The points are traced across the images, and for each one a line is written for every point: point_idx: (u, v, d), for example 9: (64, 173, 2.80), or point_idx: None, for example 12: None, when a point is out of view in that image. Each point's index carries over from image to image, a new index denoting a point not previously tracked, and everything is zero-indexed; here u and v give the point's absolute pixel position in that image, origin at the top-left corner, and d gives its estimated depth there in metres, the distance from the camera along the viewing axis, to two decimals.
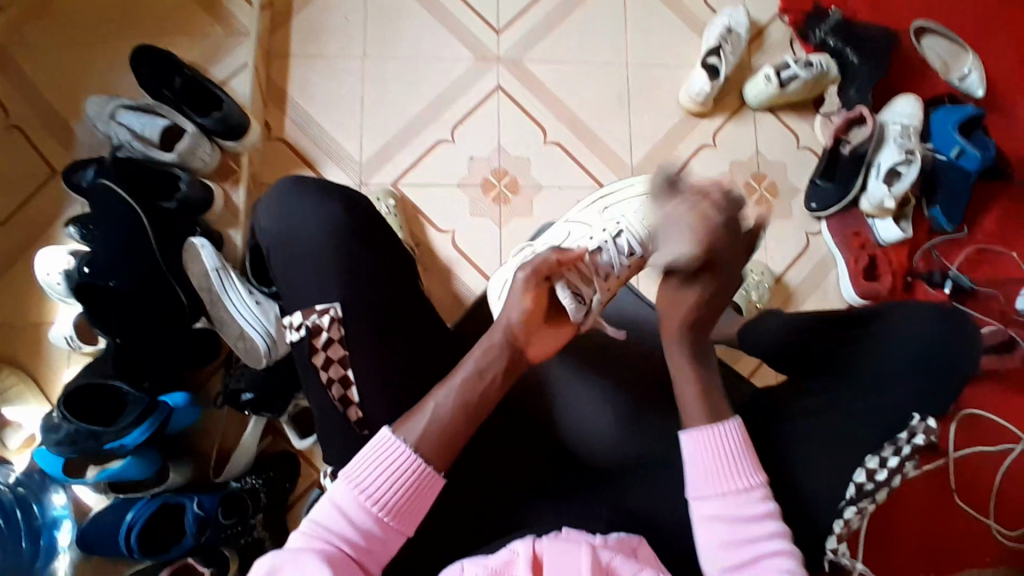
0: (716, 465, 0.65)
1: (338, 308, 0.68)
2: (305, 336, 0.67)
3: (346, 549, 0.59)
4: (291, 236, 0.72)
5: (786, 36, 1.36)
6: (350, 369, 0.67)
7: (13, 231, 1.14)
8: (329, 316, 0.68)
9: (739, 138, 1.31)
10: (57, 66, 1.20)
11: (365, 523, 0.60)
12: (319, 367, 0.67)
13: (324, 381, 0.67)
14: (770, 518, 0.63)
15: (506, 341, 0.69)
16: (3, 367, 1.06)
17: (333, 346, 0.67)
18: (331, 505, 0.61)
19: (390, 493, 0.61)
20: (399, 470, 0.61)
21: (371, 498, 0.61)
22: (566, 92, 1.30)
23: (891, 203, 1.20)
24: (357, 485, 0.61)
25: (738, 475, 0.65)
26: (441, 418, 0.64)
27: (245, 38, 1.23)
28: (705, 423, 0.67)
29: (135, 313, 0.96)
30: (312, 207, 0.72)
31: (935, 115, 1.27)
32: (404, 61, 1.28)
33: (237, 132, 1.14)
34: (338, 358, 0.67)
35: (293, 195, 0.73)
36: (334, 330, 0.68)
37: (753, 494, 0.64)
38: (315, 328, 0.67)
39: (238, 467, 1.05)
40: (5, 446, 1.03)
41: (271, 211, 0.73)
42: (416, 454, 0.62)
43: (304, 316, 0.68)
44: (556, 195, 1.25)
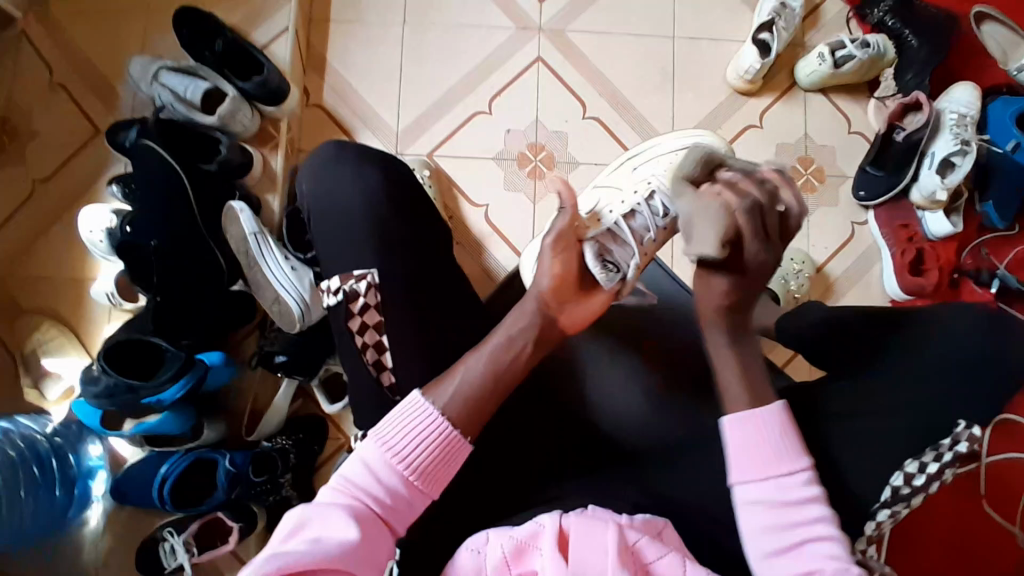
0: (755, 449, 0.63)
1: (374, 274, 0.68)
2: (343, 300, 0.68)
3: (373, 507, 0.60)
4: (332, 204, 0.72)
5: (842, 14, 1.30)
6: (385, 335, 0.67)
7: (58, 188, 1.16)
8: (366, 282, 0.68)
9: (786, 120, 1.26)
10: (102, 24, 1.21)
11: (394, 485, 0.60)
12: (355, 332, 0.67)
13: (359, 345, 0.67)
14: (816, 501, 0.61)
15: (541, 311, 0.70)
16: (46, 321, 1.11)
17: (369, 312, 0.67)
18: (360, 463, 0.61)
19: (419, 455, 0.61)
20: (428, 432, 0.62)
21: (401, 460, 0.61)
22: (607, 67, 1.27)
23: (943, 195, 1.15)
24: (387, 445, 0.61)
25: (782, 458, 0.62)
26: (472, 393, 0.64)
27: (286, 0, 1.22)
28: (748, 407, 0.65)
29: (174, 273, 0.99)
30: (352, 175, 0.73)
31: (993, 105, 1.20)
32: (444, 29, 1.26)
33: (277, 96, 1.13)
34: (375, 323, 0.67)
35: (334, 161, 0.73)
36: (371, 295, 0.68)
37: (798, 477, 0.62)
38: (352, 293, 0.68)
39: (269, 427, 1.07)
40: (44, 397, 1.07)
41: (312, 180, 0.73)
42: (445, 420, 0.62)
43: (342, 280, 0.68)
44: (593, 173, 1.23)
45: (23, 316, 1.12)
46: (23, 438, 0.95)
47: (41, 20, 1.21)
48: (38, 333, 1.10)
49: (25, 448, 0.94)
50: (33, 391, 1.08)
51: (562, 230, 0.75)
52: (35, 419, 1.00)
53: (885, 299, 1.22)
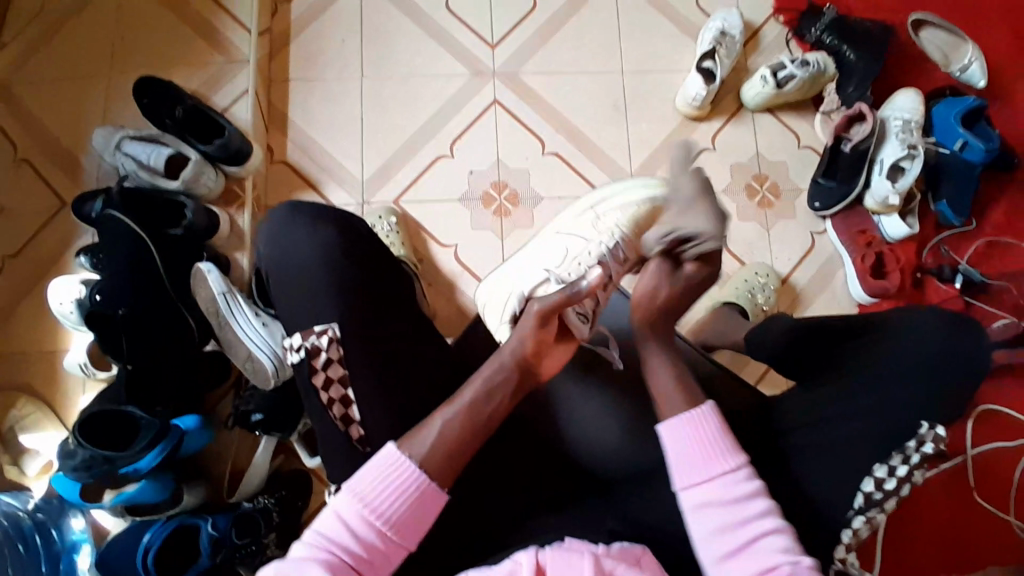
0: (694, 449, 0.65)
1: (336, 328, 0.69)
2: (304, 358, 0.68)
3: (347, 560, 0.59)
4: (289, 257, 0.73)
5: (781, 37, 1.36)
6: (350, 387, 0.68)
7: (25, 263, 1.17)
8: (327, 336, 0.69)
9: (738, 141, 1.31)
10: (63, 101, 1.23)
11: (368, 537, 0.61)
12: (319, 388, 0.68)
13: (325, 401, 0.67)
14: (758, 497, 0.63)
15: (517, 362, 0.70)
16: (22, 397, 1.09)
17: (331, 366, 0.68)
18: (333, 515, 0.61)
19: (391, 505, 0.61)
20: (403, 486, 0.62)
21: (372, 511, 0.61)
22: (561, 103, 1.31)
23: (896, 199, 1.18)
24: (360, 499, 0.61)
25: (720, 455, 0.64)
26: (445, 434, 0.64)
27: (245, 65, 1.26)
28: (676, 415, 0.66)
29: (144, 340, 0.98)
30: (309, 230, 0.74)
31: (936, 109, 1.25)
32: (402, 79, 1.30)
33: (240, 157, 1.16)
34: (338, 377, 0.68)
35: (293, 219, 0.75)
36: (332, 350, 0.69)
37: (740, 474, 0.63)
38: (313, 349, 0.68)
39: (250, 488, 1.06)
40: (24, 473, 1.05)
41: (270, 237, 0.76)
42: (420, 471, 0.62)
43: (303, 337, 0.69)
44: (556, 205, 1.25)
45: None
46: (7, 516, 0.95)
47: (3, 101, 1.23)
48: (14, 410, 1.08)
49: (8, 525, 0.94)
50: (12, 468, 1.05)
51: (547, 304, 0.71)
52: (17, 496, 1.00)
53: (852, 304, 1.24)
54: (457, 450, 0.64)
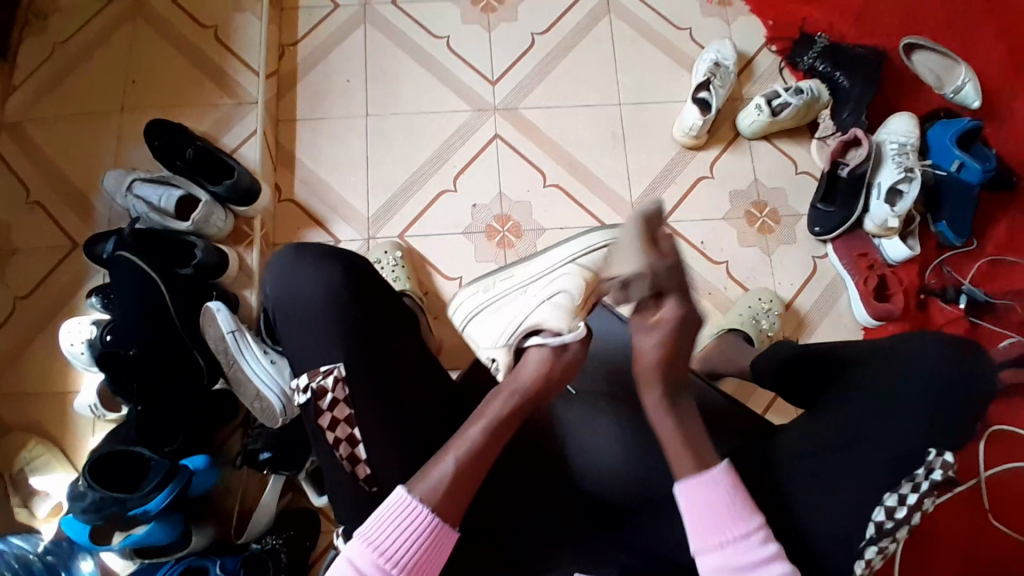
0: (708, 514, 0.65)
1: (342, 368, 0.70)
2: (310, 398, 0.69)
3: None
4: (294, 298, 0.74)
5: (775, 65, 1.39)
6: (356, 427, 0.69)
7: (37, 303, 1.18)
8: (333, 376, 0.70)
9: (736, 168, 1.33)
10: (75, 145, 1.27)
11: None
12: (325, 428, 0.68)
13: (332, 441, 0.68)
14: (773, 562, 0.63)
15: (512, 398, 0.70)
16: (33, 439, 1.10)
17: (338, 407, 0.69)
18: (345, 562, 0.60)
19: (407, 550, 0.61)
20: (414, 529, 0.62)
21: (388, 558, 0.61)
22: (561, 135, 1.34)
23: (895, 222, 1.20)
24: (372, 545, 0.61)
25: (735, 521, 0.64)
26: (456, 470, 0.65)
27: (252, 106, 1.29)
28: (693, 486, 0.66)
29: (154, 384, 0.99)
30: (311, 277, 0.75)
31: (931, 130, 1.27)
32: (405, 117, 1.33)
33: (249, 198, 1.18)
34: (345, 417, 0.69)
35: (297, 265, 0.75)
36: (339, 390, 0.69)
37: (753, 540, 0.64)
38: (321, 389, 0.69)
39: (259, 527, 1.05)
40: (34, 515, 1.06)
41: (274, 280, 0.76)
42: (431, 513, 0.63)
43: (310, 378, 0.70)
44: (558, 236, 1.27)
45: (5, 436, 1.11)
46: (16, 560, 0.96)
47: (17, 147, 1.27)
48: (25, 452, 1.09)
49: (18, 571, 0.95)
50: (23, 510, 1.06)
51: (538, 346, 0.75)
52: (27, 539, 1.01)
53: (857, 328, 1.25)
54: (469, 484, 0.65)
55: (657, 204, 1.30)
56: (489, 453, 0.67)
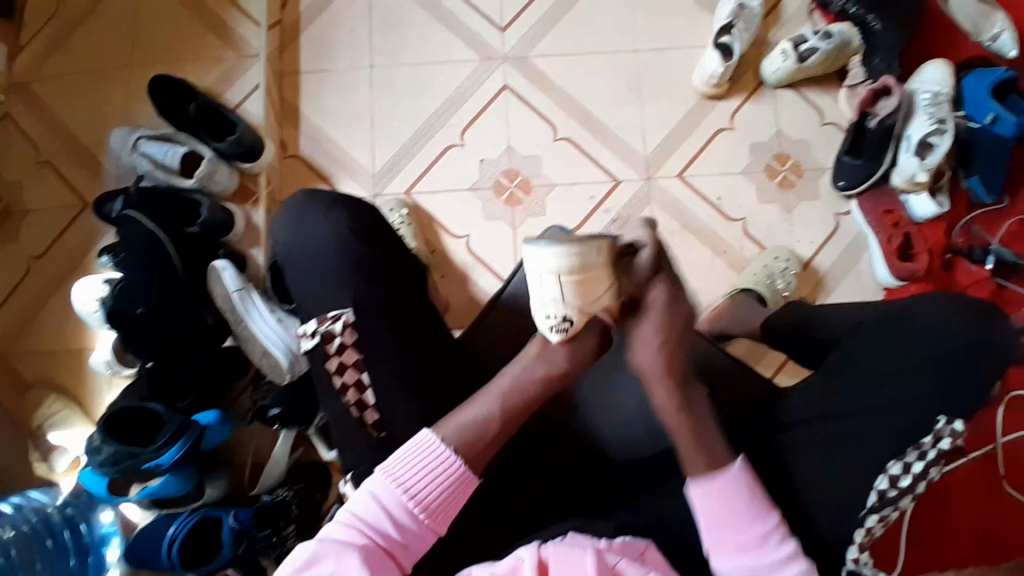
0: (727, 514, 0.63)
1: (349, 313, 0.70)
2: (320, 341, 0.70)
3: (379, 541, 0.60)
4: (303, 249, 0.75)
5: (804, 7, 1.30)
6: (365, 371, 0.69)
7: (51, 262, 1.20)
8: (341, 322, 0.70)
9: (757, 119, 1.26)
10: (80, 101, 1.26)
11: (401, 518, 0.61)
12: (333, 372, 0.69)
13: (340, 386, 0.69)
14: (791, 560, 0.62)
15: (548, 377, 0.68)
16: (51, 396, 1.14)
17: (346, 351, 0.69)
18: (370, 497, 0.61)
19: (432, 492, 0.61)
20: (437, 469, 0.62)
21: (412, 497, 0.61)
22: (572, 85, 1.28)
23: (924, 177, 1.12)
24: (396, 480, 0.61)
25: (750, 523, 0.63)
26: (481, 431, 0.64)
27: (255, 59, 1.26)
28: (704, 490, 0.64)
29: (164, 338, 1.01)
30: (323, 226, 0.75)
31: (966, 79, 1.18)
32: (411, 68, 1.28)
33: (252, 154, 1.16)
34: (353, 362, 0.69)
35: (306, 212, 0.76)
36: (347, 335, 0.70)
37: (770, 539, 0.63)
38: (328, 333, 0.70)
39: (270, 480, 1.09)
40: (53, 468, 1.10)
41: (285, 231, 0.77)
42: (456, 455, 0.63)
43: (318, 323, 0.70)
44: (569, 191, 1.24)
45: (32, 389, 1.15)
46: (35, 512, 1.02)
47: (24, 103, 1.26)
48: (44, 409, 1.14)
49: (37, 522, 1.00)
50: (43, 463, 1.11)
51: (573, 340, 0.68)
52: (46, 492, 1.06)
53: (879, 289, 1.20)
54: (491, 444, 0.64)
55: (673, 158, 1.25)
56: (536, 398, 0.67)
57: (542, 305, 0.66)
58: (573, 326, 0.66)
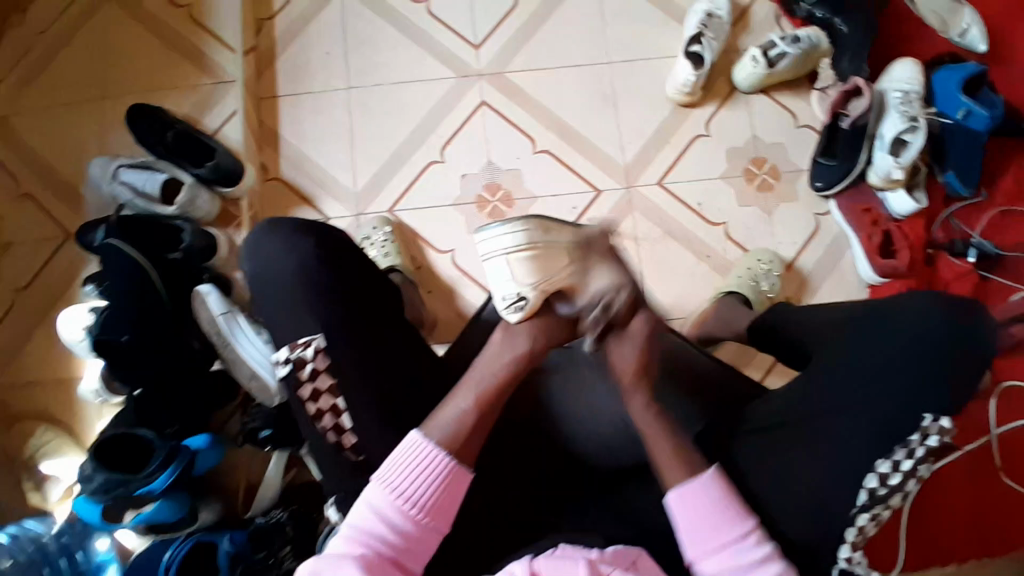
0: (702, 518, 0.63)
1: (321, 338, 0.68)
2: (291, 370, 0.67)
3: (381, 549, 0.60)
4: (269, 274, 0.72)
5: (771, 15, 1.32)
6: (340, 397, 0.67)
7: (35, 295, 1.20)
8: (313, 347, 0.68)
9: (733, 125, 1.28)
10: (59, 133, 1.26)
11: (400, 523, 0.61)
12: (307, 399, 0.67)
13: (314, 413, 0.67)
14: (769, 561, 0.62)
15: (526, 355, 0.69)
16: (42, 426, 1.13)
17: (319, 377, 0.67)
18: (367, 507, 0.61)
19: (424, 491, 0.62)
20: (427, 468, 0.62)
21: (407, 500, 0.61)
22: (548, 99, 1.29)
23: (899, 174, 1.14)
24: (390, 487, 0.62)
25: (726, 527, 0.63)
26: (461, 425, 0.64)
27: (232, 84, 1.27)
28: (682, 483, 0.64)
29: (147, 365, 1.01)
30: (287, 252, 0.72)
31: (937, 77, 1.20)
32: (387, 88, 1.30)
33: (232, 178, 1.17)
34: (327, 387, 0.67)
35: (266, 238, 0.74)
36: (320, 360, 0.68)
37: (745, 541, 0.62)
38: (300, 360, 0.67)
39: (264, 503, 1.10)
40: (47, 498, 1.09)
41: (250, 259, 0.74)
42: (444, 453, 0.62)
43: (289, 350, 0.68)
44: (550, 202, 1.25)
45: (16, 423, 1.14)
46: (30, 542, 0.99)
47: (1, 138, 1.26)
48: (35, 438, 1.12)
49: (33, 552, 0.98)
50: (36, 493, 1.09)
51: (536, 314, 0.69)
52: (42, 520, 1.05)
53: (862, 287, 1.21)
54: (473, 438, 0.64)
55: (651, 165, 1.27)
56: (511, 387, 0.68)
57: (499, 287, 0.69)
58: (530, 305, 0.68)
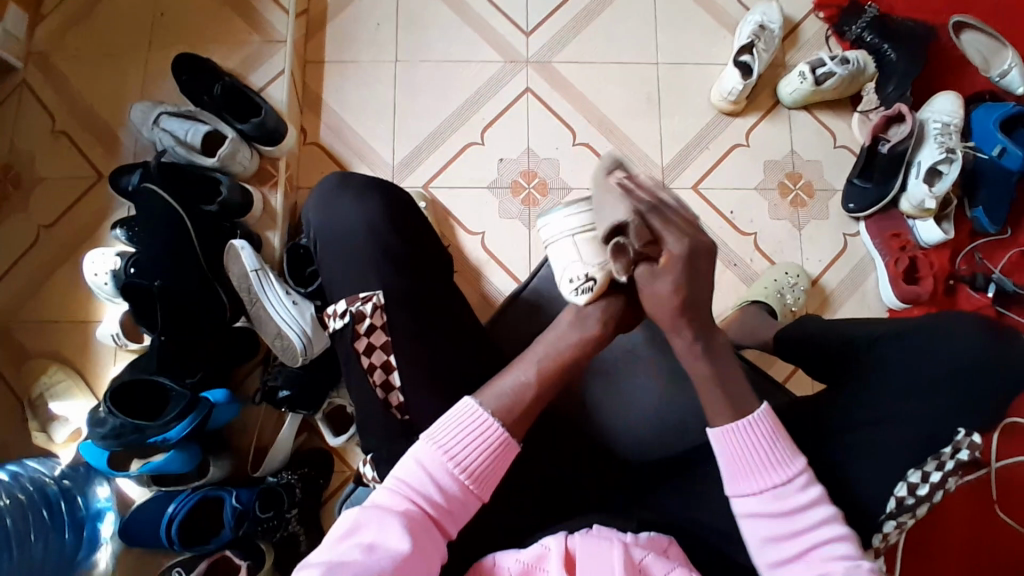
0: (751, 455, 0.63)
1: (381, 295, 0.71)
2: (349, 322, 0.70)
3: (425, 508, 0.60)
4: (336, 227, 0.75)
5: (821, 33, 1.33)
6: (393, 355, 0.69)
7: (60, 233, 1.19)
8: (372, 303, 0.70)
9: (772, 138, 1.29)
10: (99, 74, 1.25)
11: (447, 485, 0.61)
12: (362, 352, 0.69)
13: (366, 366, 0.69)
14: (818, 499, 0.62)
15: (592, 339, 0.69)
16: (53, 366, 1.12)
17: (375, 333, 0.69)
18: (415, 464, 0.61)
19: (475, 458, 0.61)
20: (480, 436, 0.62)
21: (457, 464, 0.61)
22: (593, 93, 1.30)
23: (932, 204, 1.16)
24: (442, 449, 0.61)
25: (774, 469, 0.62)
26: (519, 397, 0.64)
27: (281, 44, 1.26)
28: (730, 421, 0.64)
29: (179, 309, 1.01)
30: (359, 210, 0.76)
31: (976, 113, 1.22)
32: (434, 65, 1.30)
33: (275, 137, 1.16)
34: (382, 344, 0.69)
35: (339, 194, 0.77)
36: (377, 317, 0.70)
37: (794, 484, 0.62)
38: (358, 314, 0.70)
39: (274, 464, 1.08)
40: (52, 439, 1.09)
41: (317, 211, 0.77)
42: (498, 424, 0.62)
43: (348, 303, 0.71)
44: (584, 195, 1.25)
45: (29, 360, 1.13)
46: (31, 482, 0.98)
47: (41, 73, 1.25)
48: (45, 378, 1.11)
49: (33, 492, 0.97)
50: (41, 434, 1.09)
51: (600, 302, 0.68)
52: (43, 462, 1.03)
53: (882, 308, 1.23)
54: (530, 410, 0.65)
55: (688, 170, 1.27)
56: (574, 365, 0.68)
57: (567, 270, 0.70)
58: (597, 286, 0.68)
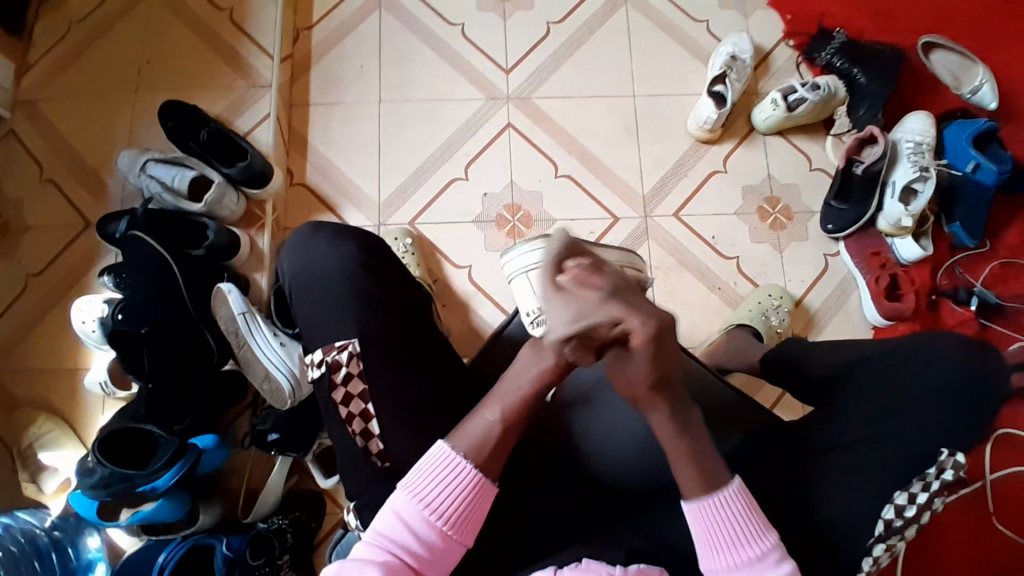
0: (724, 530, 0.63)
1: (355, 343, 0.71)
2: (325, 372, 0.70)
3: (407, 560, 0.60)
4: (313, 273, 0.76)
5: (792, 61, 1.38)
6: (370, 402, 0.69)
7: (48, 281, 1.19)
8: (347, 351, 0.71)
9: (749, 163, 1.32)
10: (86, 124, 1.27)
11: (425, 534, 0.61)
12: (339, 402, 0.70)
13: (345, 415, 0.69)
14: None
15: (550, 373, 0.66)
16: (41, 416, 1.11)
17: (352, 380, 0.70)
18: (393, 515, 0.62)
19: (451, 503, 0.62)
20: (456, 480, 0.63)
21: (432, 510, 0.62)
22: (573, 126, 1.33)
23: (909, 222, 1.18)
24: (417, 497, 0.62)
25: (750, 541, 0.63)
26: (488, 435, 0.65)
27: (267, 89, 1.29)
28: (703, 494, 0.64)
29: (165, 359, 1.00)
30: (331, 252, 0.77)
31: (948, 130, 1.25)
32: (418, 104, 1.33)
33: (261, 180, 1.18)
34: (358, 392, 0.69)
35: (314, 244, 0.78)
36: (353, 364, 0.70)
37: (768, 559, 0.62)
38: (334, 363, 0.70)
39: (264, 509, 1.07)
40: (41, 490, 1.08)
41: (295, 259, 0.78)
42: (470, 465, 0.63)
43: (324, 353, 0.71)
44: (568, 225, 1.27)
45: (17, 410, 1.13)
46: (23, 533, 0.97)
47: (28, 124, 1.27)
48: (33, 428, 1.10)
49: (24, 544, 0.96)
50: (31, 485, 1.08)
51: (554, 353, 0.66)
52: (34, 514, 1.02)
53: (867, 327, 1.24)
54: (497, 450, 0.65)
55: (670, 196, 1.30)
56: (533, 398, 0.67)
57: (525, 306, 0.82)
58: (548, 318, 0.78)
